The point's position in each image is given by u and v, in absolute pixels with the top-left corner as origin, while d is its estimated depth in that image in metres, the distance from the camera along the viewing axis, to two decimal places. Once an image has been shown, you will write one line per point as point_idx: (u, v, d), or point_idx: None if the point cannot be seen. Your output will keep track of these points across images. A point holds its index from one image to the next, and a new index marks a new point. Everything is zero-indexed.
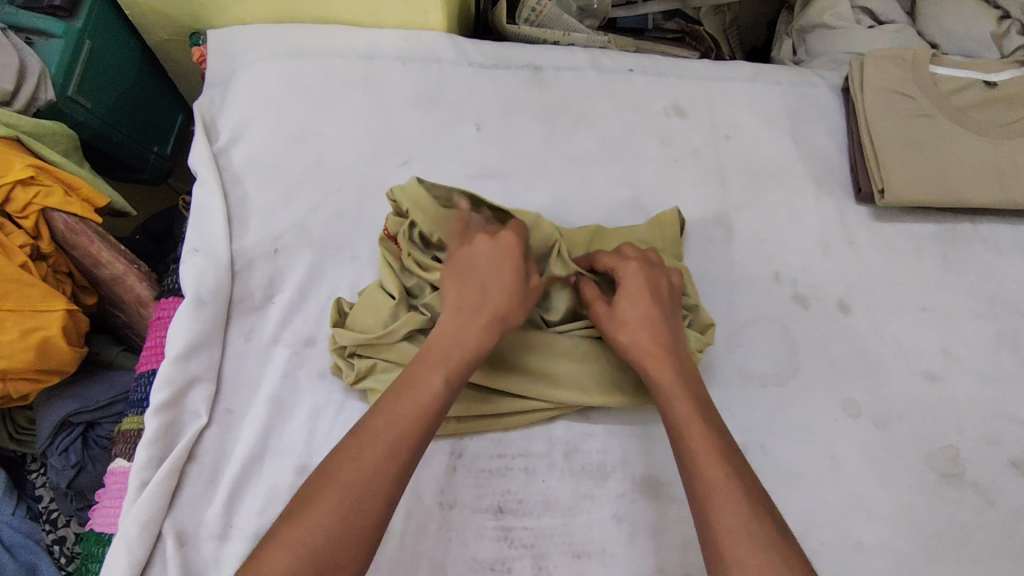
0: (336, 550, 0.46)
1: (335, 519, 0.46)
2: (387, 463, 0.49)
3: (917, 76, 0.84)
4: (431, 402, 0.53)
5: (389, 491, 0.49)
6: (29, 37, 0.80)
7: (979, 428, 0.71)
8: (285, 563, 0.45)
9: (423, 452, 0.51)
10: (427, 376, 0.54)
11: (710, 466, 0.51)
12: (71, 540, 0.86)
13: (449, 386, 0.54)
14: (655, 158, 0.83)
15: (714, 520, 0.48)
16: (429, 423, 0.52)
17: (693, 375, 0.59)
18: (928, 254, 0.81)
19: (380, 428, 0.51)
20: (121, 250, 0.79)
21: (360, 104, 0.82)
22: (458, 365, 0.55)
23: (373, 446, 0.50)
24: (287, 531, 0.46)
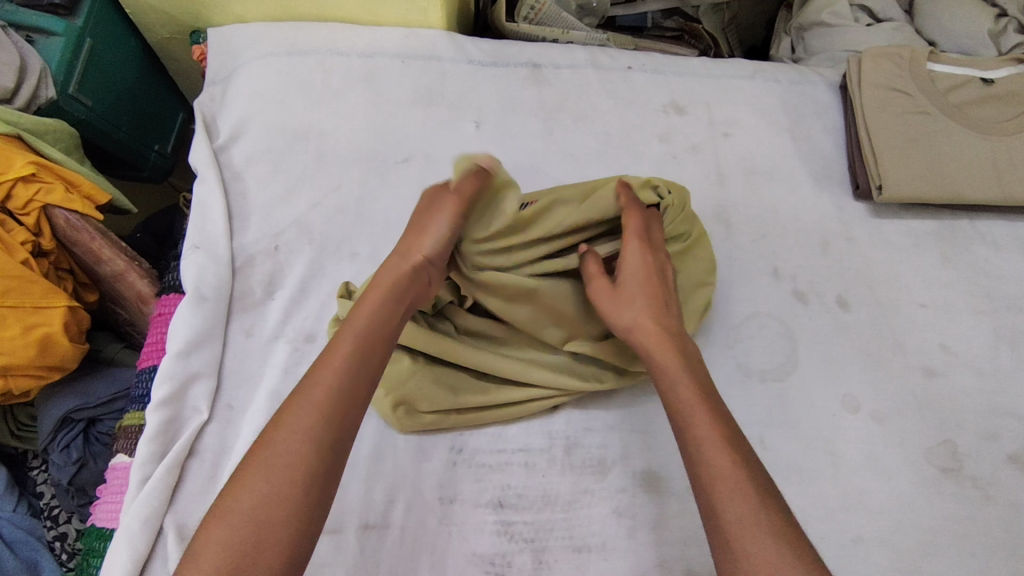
0: (260, 526, 0.44)
1: (264, 487, 0.46)
2: (312, 426, 0.48)
3: (914, 74, 0.84)
4: (351, 361, 0.52)
5: (320, 456, 0.48)
6: (29, 34, 0.81)
7: (978, 423, 0.72)
8: (220, 535, 0.44)
9: (332, 409, 0.50)
10: (346, 333, 0.54)
11: (711, 451, 0.51)
12: (72, 537, 0.85)
13: (354, 347, 0.53)
14: (654, 155, 0.84)
15: (721, 509, 0.48)
16: (354, 384, 0.51)
17: (687, 348, 0.60)
18: (926, 251, 0.81)
19: (302, 392, 0.50)
20: (121, 248, 0.79)
21: (359, 102, 0.83)
22: (371, 324, 0.54)
23: (297, 409, 0.49)
24: (223, 502, 0.46)
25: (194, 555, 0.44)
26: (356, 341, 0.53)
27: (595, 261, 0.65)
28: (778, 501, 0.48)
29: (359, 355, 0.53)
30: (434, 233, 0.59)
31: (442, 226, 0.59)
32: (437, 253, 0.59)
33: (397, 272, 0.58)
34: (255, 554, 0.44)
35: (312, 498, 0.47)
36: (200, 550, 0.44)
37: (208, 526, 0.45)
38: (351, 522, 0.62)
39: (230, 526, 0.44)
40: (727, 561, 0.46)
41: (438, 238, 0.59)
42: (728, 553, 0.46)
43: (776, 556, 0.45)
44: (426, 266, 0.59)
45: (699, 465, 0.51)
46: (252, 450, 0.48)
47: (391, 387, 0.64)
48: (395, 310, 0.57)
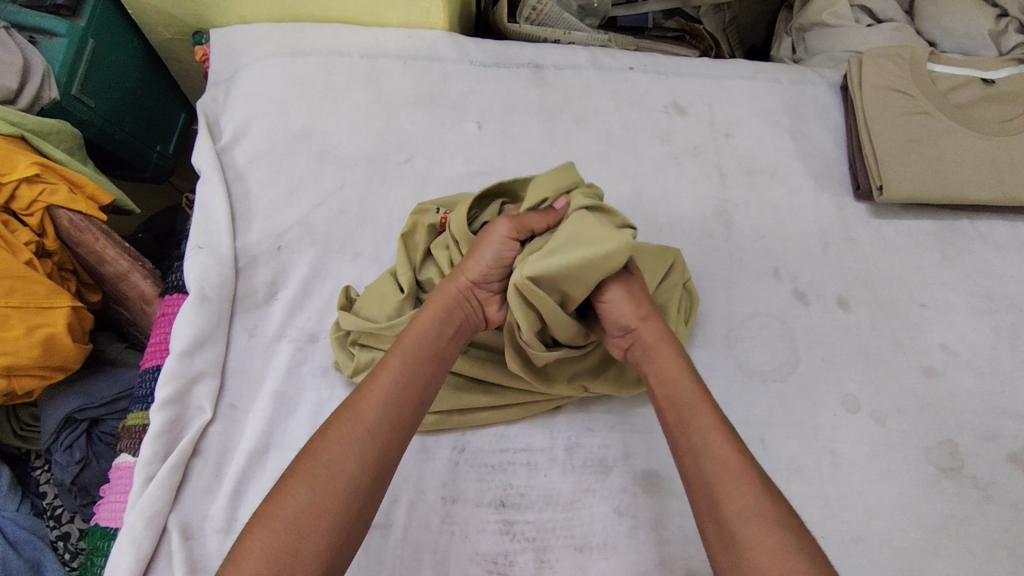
0: (301, 534, 0.45)
1: (308, 497, 0.46)
2: (357, 439, 0.50)
3: (915, 74, 0.85)
4: (399, 378, 0.53)
5: (363, 469, 0.49)
6: (32, 35, 0.81)
7: (977, 423, 0.72)
8: (263, 543, 0.44)
9: (378, 426, 0.51)
10: (395, 353, 0.55)
11: (710, 443, 0.51)
12: (75, 536, 0.86)
13: (401, 368, 0.54)
14: (655, 156, 0.84)
15: (721, 501, 0.48)
16: (400, 402, 0.52)
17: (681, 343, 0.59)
18: (926, 251, 0.82)
19: (351, 406, 0.51)
20: (125, 248, 0.80)
21: (362, 102, 0.83)
22: (419, 348, 0.56)
23: (345, 423, 0.50)
24: (267, 507, 0.46)
25: (236, 558, 0.44)
26: (404, 360, 0.55)
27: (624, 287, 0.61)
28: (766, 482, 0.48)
29: (408, 373, 0.54)
30: (485, 255, 0.60)
31: (493, 250, 0.59)
32: (485, 275, 0.59)
33: (446, 293, 0.59)
34: (295, 563, 0.44)
35: (352, 509, 0.47)
36: (239, 555, 0.44)
37: (253, 530, 0.45)
38: None
39: (269, 533, 0.45)
40: (726, 553, 0.46)
41: (485, 259, 0.59)
42: (728, 546, 0.46)
43: (779, 545, 0.45)
44: (476, 290, 0.60)
45: (690, 461, 0.51)
46: (299, 456, 0.49)
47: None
48: (443, 328, 0.58)
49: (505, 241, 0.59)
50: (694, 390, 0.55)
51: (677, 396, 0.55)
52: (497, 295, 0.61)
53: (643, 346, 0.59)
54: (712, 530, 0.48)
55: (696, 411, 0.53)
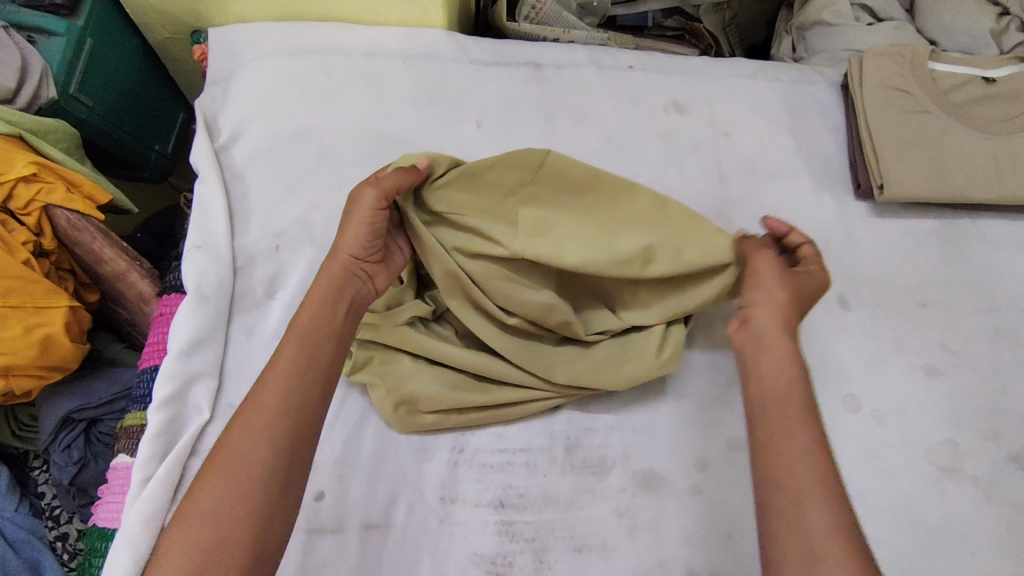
0: (223, 523, 0.45)
1: (223, 489, 0.46)
2: (264, 427, 0.49)
3: (916, 72, 0.84)
4: (299, 358, 0.52)
5: (273, 452, 0.48)
6: (31, 34, 0.81)
7: (979, 422, 0.72)
8: (183, 538, 0.45)
9: (288, 407, 0.50)
10: (288, 338, 0.54)
11: (809, 459, 0.49)
12: (73, 536, 0.85)
13: (300, 347, 0.53)
14: (655, 155, 0.84)
15: (804, 513, 0.46)
16: (304, 382, 0.52)
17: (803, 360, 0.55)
18: (927, 250, 0.81)
19: (253, 394, 0.51)
20: (123, 247, 0.79)
21: (360, 101, 0.82)
22: (315, 326, 0.55)
23: (249, 411, 0.50)
24: (186, 505, 0.46)
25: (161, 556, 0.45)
26: (301, 340, 0.54)
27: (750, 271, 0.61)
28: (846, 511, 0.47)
29: (309, 352, 0.53)
30: (356, 231, 0.59)
31: (361, 222, 0.59)
32: (363, 248, 0.60)
33: (333, 272, 0.59)
34: (221, 553, 0.44)
35: (271, 495, 0.47)
36: (164, 555, 0.45)
37: (174, 527, 0.46)
38: (351, 521, 0.62)
39: (188, 527, 0.45)
40: (798, 556, 0.45)
41: (358, 233, 0.59)
42: (804, 554, 0.45)
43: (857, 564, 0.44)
44: (356, 264, 0.60)
45: (782, 463, 0.49)
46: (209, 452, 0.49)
47: (393, 388, 0.65)
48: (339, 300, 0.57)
49: (371, 210, 0.59)
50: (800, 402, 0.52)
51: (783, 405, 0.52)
52: (379, 266, 0.62)
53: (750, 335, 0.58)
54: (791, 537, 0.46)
55: (797, 426, 0.51)
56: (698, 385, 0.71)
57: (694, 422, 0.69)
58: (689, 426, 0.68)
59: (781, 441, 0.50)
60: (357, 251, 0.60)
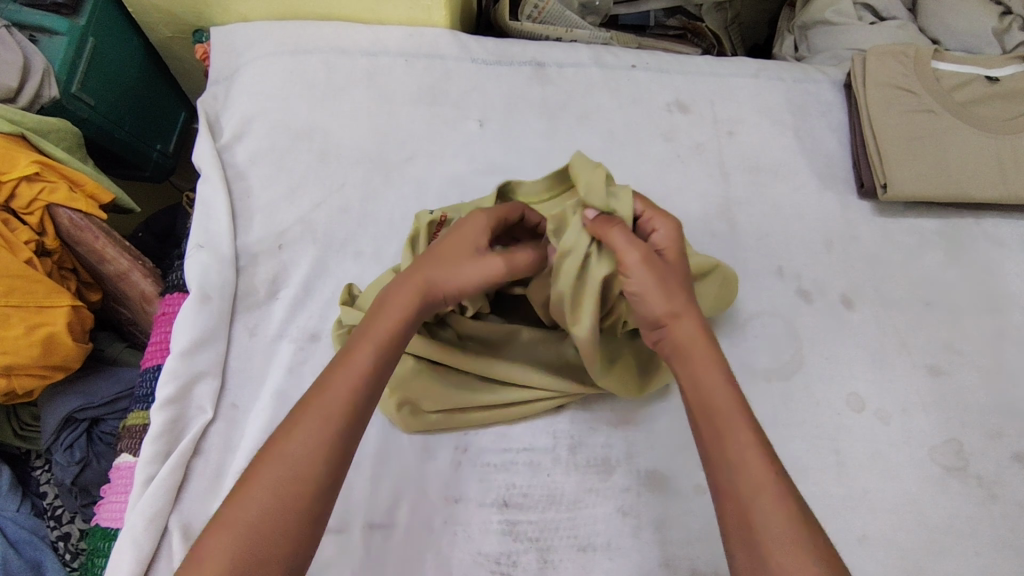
0: (268, 535, 0.43)
1: (272, 498, 0.44)
2: (324, 436, 0.47)
3: (919, 71, 0.84)
4: (370, 367, 0.50)
5: (328, 466, 0.46)
6: (33, 34, 0.81)
7: (983, 422, 0.71)
8: (223, 546, 0.43)
9: (355, 420, 0.48)
10: (364, 342, 0.51)
11: (750, 462, 0.47)
12: (75, 536, 0.85)
13: (377, 356, 0.51)
14: (658, 154, 0.83)
15: (756, 524, 0.44)
16: (369, 395, 0.50)
17: (716, 339, 0.54)
18: (930, 249, 0.81)
19: (317, 396, 0.48)
20: (125, 246, 0.79)
21: (363, 100, 0.82)
22: (395, 337, 0.52)
23: (312, 415, 0.47)
24: (227, 510, 0.44)
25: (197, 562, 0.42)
26: (378, 350, 0.51)
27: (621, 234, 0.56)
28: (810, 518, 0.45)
29: (380, 365, 0.51)
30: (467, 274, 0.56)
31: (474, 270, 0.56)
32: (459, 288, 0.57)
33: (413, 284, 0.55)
34: (260, 567, 0.43)
35: (317, 512, 0.45)
36: (197, 563, 0.42)
37: (215, 530, 0.44)
38: (355, 521, 0.62)
39: (231, 534, 0.43)
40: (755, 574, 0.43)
41: (466, 279, 0.56)
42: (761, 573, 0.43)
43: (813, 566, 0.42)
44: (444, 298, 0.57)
45: (725, 474, 0.47)
46: (259, 454, 0.46)
47: (398, 388, 0.64)
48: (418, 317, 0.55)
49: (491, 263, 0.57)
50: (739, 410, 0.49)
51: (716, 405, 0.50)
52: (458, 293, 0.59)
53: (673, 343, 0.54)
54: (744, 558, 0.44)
55: (736, 423, 0.49)
56: None
57: None
58: None
59: (716, 450, 0.48)
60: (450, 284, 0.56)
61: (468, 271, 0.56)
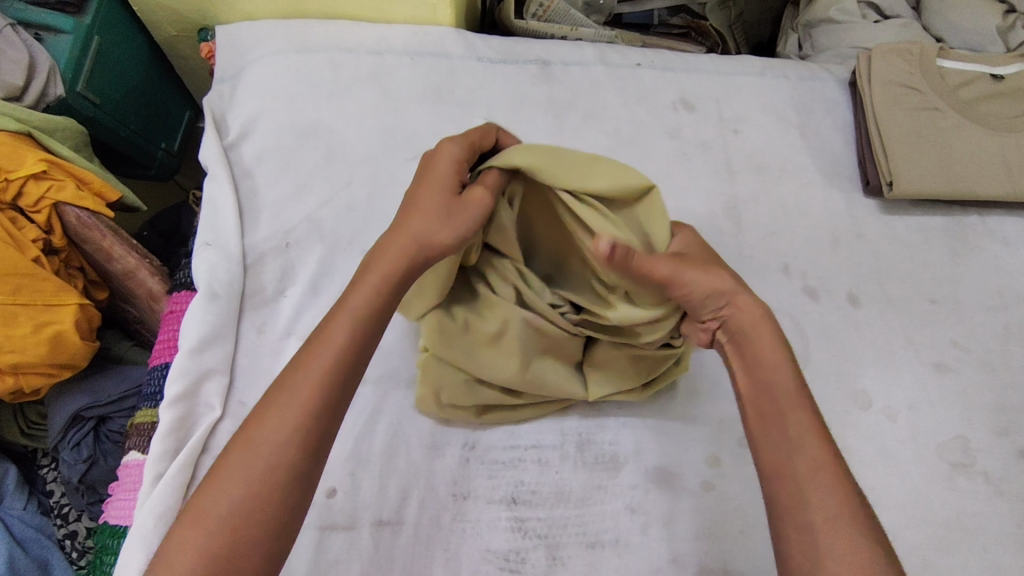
0: (238, 524, 0.43)
1: (241, 487, 0.44)
2: (292, 421, 0.46)
3: (924, 69, 0.84)
4: (343, 345, 0.49)
5: (301, 450, 0.46)
6: (38, 33, 0.80)
7: (989, 419, 0.72)
8: (192, 538, 0.42)
9: (331, 403, 0.47)
10: (339, 319, 0.50)
11: (806, 445, 0.49)
12: (82, 535, 0.86)
13: (354, 334, 0.50)
14: (664, 152, 0.84)
15: (810, 508, 0.46)
16: (343, 375, 0.49)
17: (778, 325, 0.55)
18: (936, 246, 0.81)
19: (289, 379, 0.48)
20: (133, 245, 0.79)
21: (369, 98, 0.82)
22: (373, 311, 0.51)
23: (283, 397, 0.47)
24: (200, 500, 0.44)
25: (169, 554, 0.42)
26: (352, 327, 0.50)
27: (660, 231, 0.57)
28: (866, 509, 0.46)
29: (359, 334, 0.50)
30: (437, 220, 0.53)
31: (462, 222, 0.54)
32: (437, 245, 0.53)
33: (400, 242, 0.53)
34: (235, 558, 0.42)
35: (292, 500, 0.45)
36: (173, 552, 0.42)
37: (187, 522, 0.43)
38: (364, 518, 0.62)
39: (200, 526, 0.43)
40: (809, 563, 0.45)
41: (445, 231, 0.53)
42: (810, 554, 0.45)
43: (859, 552, 0.44)
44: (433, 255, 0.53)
45: (780, 452, 0.49)
46: (232, 440, 0.46)
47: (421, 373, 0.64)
48: (410, 274, 0.53)
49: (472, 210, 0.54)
50: (795, 389, 0.52)
51: (773, 386, 0.52)
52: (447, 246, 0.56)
53: (735, 330, 0.55)
54: (800, 547, 0.46)
55: (795, 407, 0.51)
56: (709, 382, 0.70)
57: (705, 419, 0.69)
58: (700, 423, 0.68)
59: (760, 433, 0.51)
60: (429, 234, 0.53)
61: (449, 220, 0.53)
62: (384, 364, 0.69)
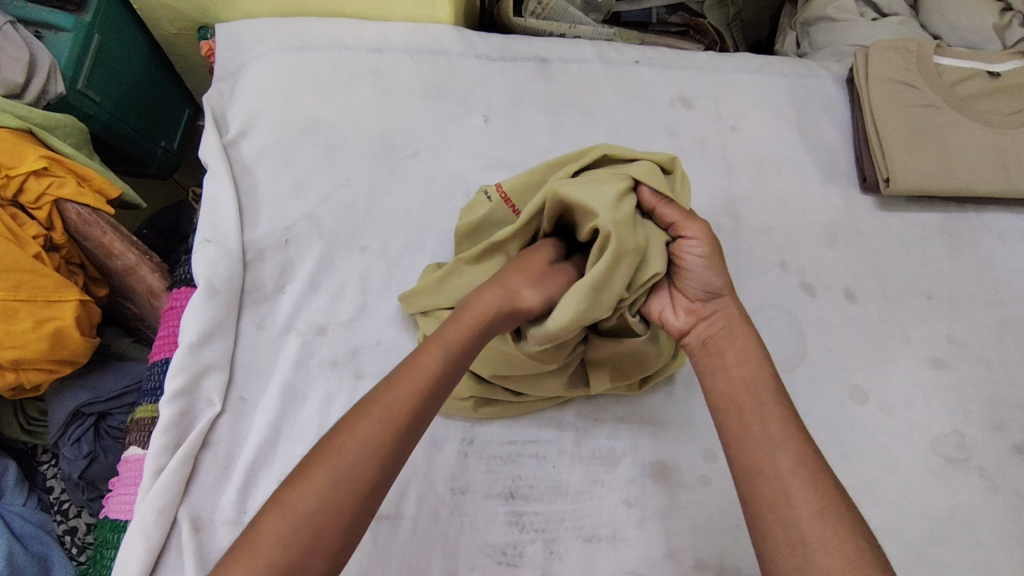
0: (326, 522, 0.45)
1: (331, 488, 0.46)
2: (384, 437, 0.48)
3: (921, 66, 0.84)
4: (437, 375, 0.52)
5: (389, 467, 0.48)
6: (38, 30, 0.81)
7: (984, 414, 0.72)
8: (278, 529, 0.44)
9: (419, 430, 0.50)
10: (434, 348, 0.53)
11: (786, 441, 0.51)
12: (82, 530, 0.87)
13: (446, 367, 0.52)
14: (662, 149, 0.84)
15: (796, 501, 0.48)
16: (431, 404, 0.51)
17: (756, 331, 0.59)
18: (932, 243, 0.82)
19: (383, 396, 0.50)
20: (133, 242, 0.79)
21: (368, 96, 0.83)
22: (463, 346, 0.54)
23: (378, 412, 0.49)
24: (287, 495, 0.46)
25: (248, 542, 0.44)
26: (445, 359, 0.53)
27: (672, 206, 0.59)
28: (847, 500, 0.49)
29: (449, 371, 0.53)
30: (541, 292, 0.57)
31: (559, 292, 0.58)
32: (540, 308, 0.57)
33: (497, 291, 0.56)
34: (309, 553, 0.44)
35: (372, 508, 0.47)
36: (253, 540, 0.44)
37: (270, 513, 0.45)
38: None
39: (286, 519, 0.44)
40: (793, 551, 0.47)
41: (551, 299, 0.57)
42: (796, 543, 0.47)
43: (844, 542, 0.46)
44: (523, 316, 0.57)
45: (762, 452, 0.51)
46: (321, 446, 0.48)
47: None
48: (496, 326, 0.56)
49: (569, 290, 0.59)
50: (773, 389, 0.55)
51: (752, 392, 0.55)
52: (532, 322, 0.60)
53: (714, 339, 0.59)
54: (784, 538, 0.47)
55: (772, 407, 0.54)
56: None
57: (703, 414, 0.69)
58: (698, 419, 0.69)
59: (741, 434, 0.53)
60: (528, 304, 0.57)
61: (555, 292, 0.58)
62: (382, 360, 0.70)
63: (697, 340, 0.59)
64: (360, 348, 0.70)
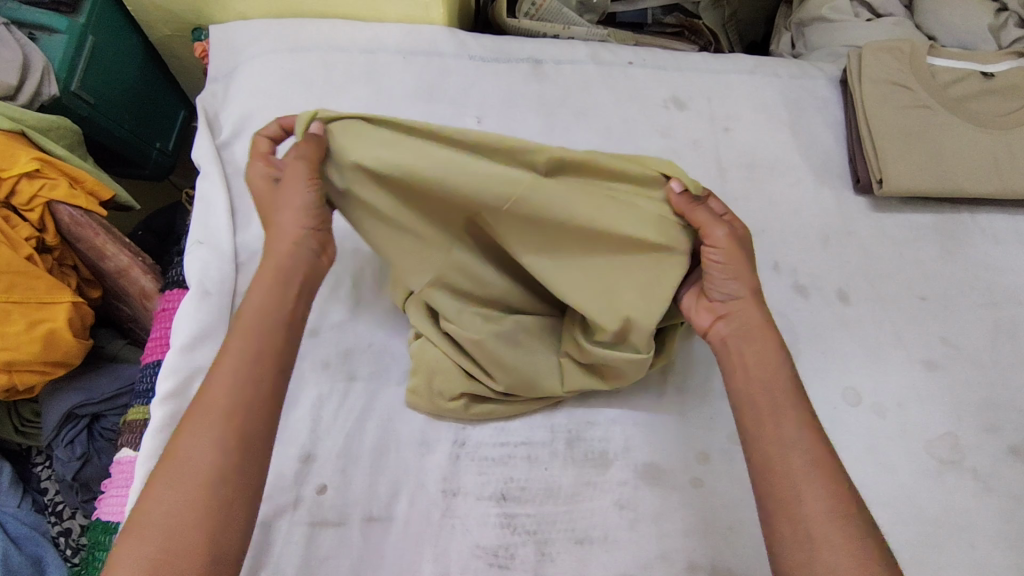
0: (179, 528, 0.43)
1: (171, 494, 0.44)
2: (212, 427, 0.46)
3: (914, 67, 0.84)
4: (245, 355, 0.50)
5: (226, 450, 0.46)
6: (32, 32, 0.81)
7: (977, 416, 0.72)
8: (134, 550, 0.42)
9: (249, 403, 0.48)
10: (235, 333, 0.51)
11: (800, 439, 0.50)
12: (77, 531, 0.87)
13: (257, 344, 0.50)
14: (655, 150, 0.84)
15: (805, 499, 0.47)
16: (253, 378, 0.49)
17: (778, 332, 0.57)
18: (926, 244, 0.82)
19: (201, 395, 0.48)
20: (125, 243, 0.80)
21: (361, 96, 0.82)
22: (264, 321, 0.52)
23: (195, 414, 0.47)
24: (137, 516, 0.44)
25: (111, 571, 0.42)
26: (249, 338, 0.51)
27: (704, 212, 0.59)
28: (859, 503, 0.47)
29: (263, 344, 0.51)
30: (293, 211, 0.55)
31: (301, 201, 0.55)
32: (308, 223, 0.56)
33: (278, 253, 0.55)
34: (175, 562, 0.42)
35: (228, 491, 0.45)
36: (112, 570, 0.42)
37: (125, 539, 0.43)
38: (353, 514, 0.62)
39: (138, 537, 0.43)
40: (801, 550, 0.45)
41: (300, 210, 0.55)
42: (805, 542, 0.46)
43: (852, 543, 0.45)
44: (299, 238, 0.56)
45: (774, 451, 0.50)
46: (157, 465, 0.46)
47: (418, 366, 0.66)
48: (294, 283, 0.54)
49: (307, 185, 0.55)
50: (790, 388, 0.53)
51: (769, 391, 0.53)
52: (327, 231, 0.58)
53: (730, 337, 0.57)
54: (794, 536, 0.46)
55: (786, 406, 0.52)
56: (698, 379, 0.71)
57: (694, 416, 0.69)
58: (689, 420, 0.69)
59: (754, 431, 0.52)
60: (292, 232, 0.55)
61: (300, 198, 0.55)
62: (375, 362, 0.70)
63: (717, 339, 0.58)
64: (352, 349, 0.70)
